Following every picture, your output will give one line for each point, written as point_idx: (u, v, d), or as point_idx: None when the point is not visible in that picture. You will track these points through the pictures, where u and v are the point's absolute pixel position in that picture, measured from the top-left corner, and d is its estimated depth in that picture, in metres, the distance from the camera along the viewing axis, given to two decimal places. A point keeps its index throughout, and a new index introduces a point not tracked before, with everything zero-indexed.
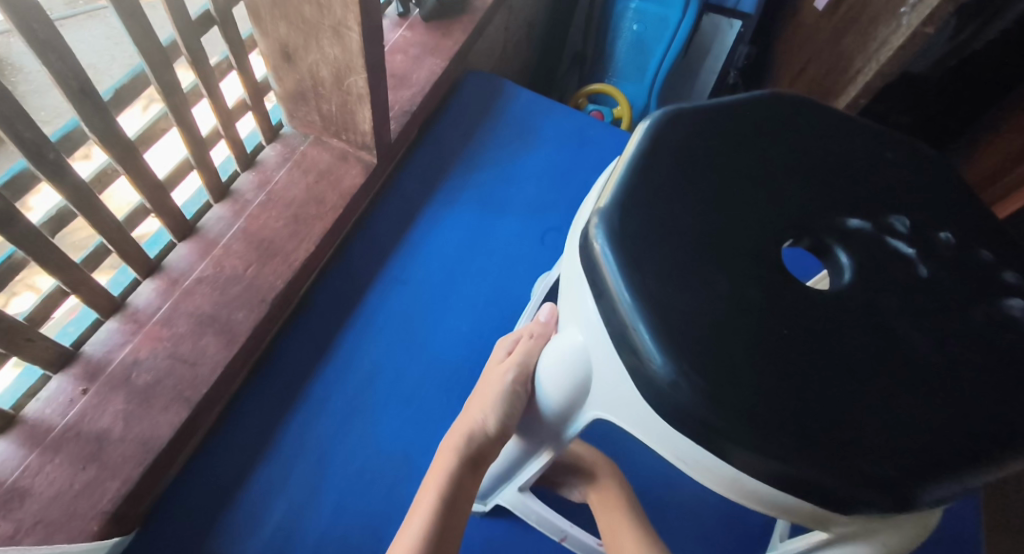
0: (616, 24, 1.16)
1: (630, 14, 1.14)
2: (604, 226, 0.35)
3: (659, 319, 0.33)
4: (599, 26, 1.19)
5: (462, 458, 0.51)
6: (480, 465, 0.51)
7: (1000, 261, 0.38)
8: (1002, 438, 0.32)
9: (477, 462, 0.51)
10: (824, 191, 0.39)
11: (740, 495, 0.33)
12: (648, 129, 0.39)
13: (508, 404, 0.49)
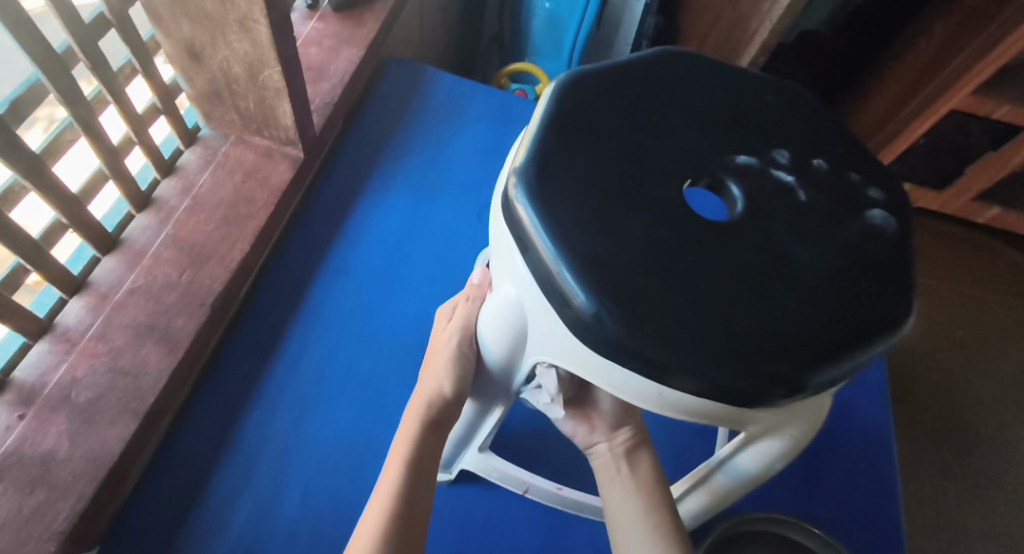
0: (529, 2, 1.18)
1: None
2: (521, 184, 0.38)
3: (578, 260, 0.36)
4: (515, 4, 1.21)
5: (422, 426, 0.53)
6: (441, 428, 0.54)
7: (866, 179, 0.43)
8: (873, 327, 0.36)
9: (439, 427, 0.53)
10: (716, 133, 0.42)
11: (667, 407, 0.37)
12: (553, 93, 0.42)
13: (455, 369, 0.51)
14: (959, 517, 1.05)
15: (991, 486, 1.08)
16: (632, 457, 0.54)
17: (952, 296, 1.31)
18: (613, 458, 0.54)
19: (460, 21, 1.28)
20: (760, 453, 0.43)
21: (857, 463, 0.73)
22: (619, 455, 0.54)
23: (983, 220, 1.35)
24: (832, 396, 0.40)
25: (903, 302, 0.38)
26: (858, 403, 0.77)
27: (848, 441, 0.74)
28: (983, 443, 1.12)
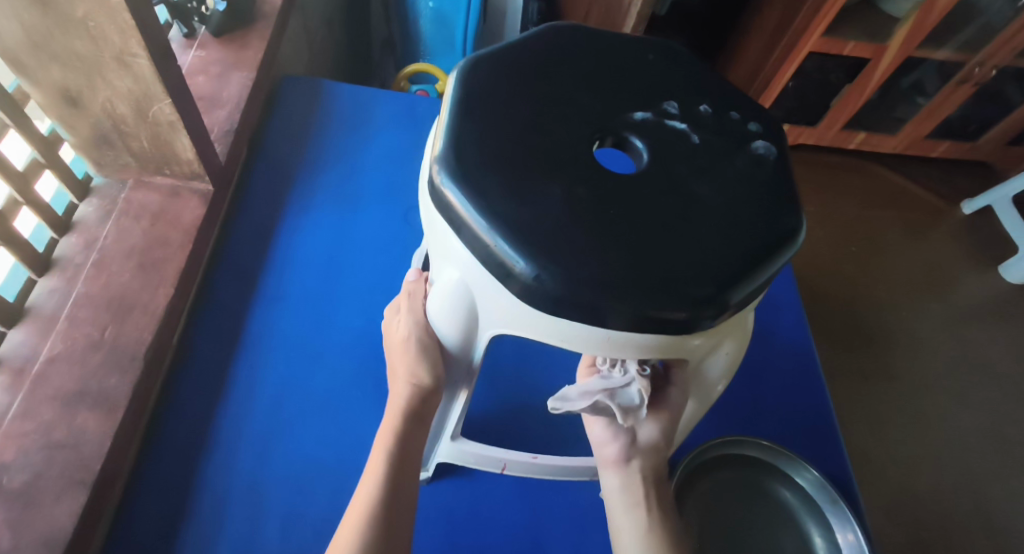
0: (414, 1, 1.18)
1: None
2: (444, 169, 0.39)
3: (509, 229, 0.37)
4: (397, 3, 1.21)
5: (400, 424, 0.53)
6: (422, 421, 0.54)
7: (746, 116, 0.47)
8: (776, 241, 0.40)
9: (420, 420, 0.54)
10: (611, 96, 0.46)
11: (616, 348, 0.39)
12: (457, 80, 0.44)
13: (418, 360, 0.52)
14: (884, 408, 1.17)
15: (904, 376, 1.21)
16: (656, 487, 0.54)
17: (842, 218, 1.45)
18: (637, 481, 0.54)
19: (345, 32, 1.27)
20: (715, 370, 0.48)
21: (785, 375, 0.82)
22: (646, 481, 0.54)
23: (853, 146, 1.52)
24: (753, 309, 0.44)
25: (795, 214, 0.42)
26: (779, 326, 0.87)
27: (777, 360, 0.83)
28: (890, 339, 1.26)
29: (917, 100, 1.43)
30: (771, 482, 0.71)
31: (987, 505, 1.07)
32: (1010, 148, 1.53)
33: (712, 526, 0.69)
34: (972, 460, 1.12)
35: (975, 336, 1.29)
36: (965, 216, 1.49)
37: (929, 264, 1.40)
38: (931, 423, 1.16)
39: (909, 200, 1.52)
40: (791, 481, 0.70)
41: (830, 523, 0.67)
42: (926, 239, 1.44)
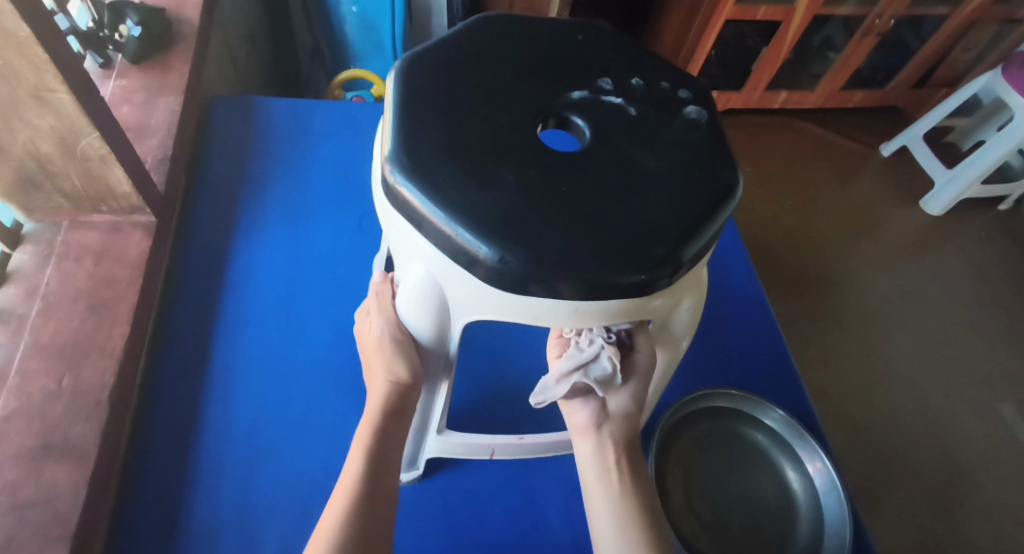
0: (336, 7, 1.17)
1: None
2: (396, 167, 0.39)
3: (468, 218, 0.38)
4: (319, 11, 1.19)
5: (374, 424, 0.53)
6: (398, 418, 0.54)
7: (676, 85, 0.49)
8: (717, 198, 0.42)
9: (397, 417, 0.54)
10: (547, 80, 0.47)
11: (584, 319, 0.41)
12: (396, 80, 0.44)
13: (396, 357, 0.53)
14: (837, 347, 1.24)
15: (850, 313, 1.29)
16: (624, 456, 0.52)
17: (776, 173, 1.53)
18: (608, 448, 0.52)
19: (267, 46, 1.24)
20: (684, 322, 0.51)
21: (743, 326, 0.87)
22: (618, 446, 0.52)
23: (777, 106, 1.59)
24: (705, 264, 0.47)
25: (731, 172, 0.44)
26: (731, 282, 0.92)
27: (734, 313, 0.88)
28: (833, 281, 1.34)
29: (830, 56, 1.53)
30: (743, 427, 0.76)
31: (938, 419, 1.16)
32: (916, 90, 1.64)
33: (695, 475, 0.73)
34: (919, 383, 1.21)
35: (908, 268, 1.38)
36: (884, 158, 1.60)
37: (859, 206, 1.49)
38: (879, 354, 1.24)
39: (834, 149, 1.61)
40: (760, 423, 0.75)
41: (799, 457, 0.72)
42: (854, 184, 1.54)
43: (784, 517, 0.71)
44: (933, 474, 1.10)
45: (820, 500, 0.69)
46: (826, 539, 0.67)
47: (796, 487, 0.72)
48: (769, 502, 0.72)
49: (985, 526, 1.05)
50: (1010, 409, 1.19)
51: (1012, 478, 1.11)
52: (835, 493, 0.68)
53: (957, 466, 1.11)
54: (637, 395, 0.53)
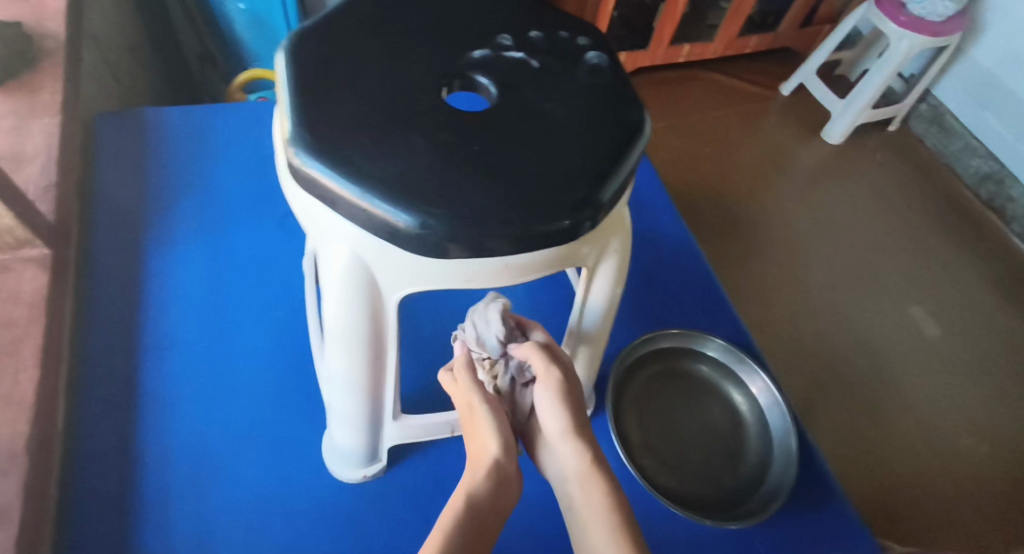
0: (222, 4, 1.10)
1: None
2: (299, 148, 0.37)
3: (383, 187, 0.36)
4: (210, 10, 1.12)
5: (459, 507, 0.45)
6: (482, 511, 0.46)
7: (574, 33, 0.49)
8: (627, 137, 0.43)
9: (475, 509, 0.45)
10: (446, 42, 0.46)
11: (514, 275, 0.41)
12: (286, 62, 0.42)
13: (498, 435, 0.50)
14: (766, 277, 1.31)
15: (772, 246, 1.37)
16: (576, 479, 0.49)
17: (689, 122, 1.58)
18: (563, 477, 0.50)
19: (147, 53, 1.16)
20: (605, 279, 0.51)
21: (677, 271, 0.90)
22: (574, 480, 0.49)
23: (682, 59, 1.66)
24: (627, 206, 0.47)
25: (636, 110, 0.45)
26: (661, 229, 0.94)
27: (668, 258, 0.91)
28: (754, 218, 1.41)
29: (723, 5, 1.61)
30: (689, 362, 0.79)
31: (861, 331, 1.25)
32: (805, 30, 1.72)
33: (652, 417, 0.76)
34: (843, 300, 1.30)
35: (818, 196, 1.47)
36: (785, 97, 1.68)
37: (767, 145, 1.56)
38: (805, 279, 1.32)
39: (740, 95, 1.67)
40: (704, 355, 0.79)
41: (741, 379, 0.77)
42: (761, 125, 1.61)
43: (737, 437, 0.75)
44: (866, 380, 1.18)
45: (766, 417, 0.74)
46: (776, 449, 0.71)
47: (744, 409, 0.76)
48: (721, 427, 0.75)
49: (912, 418, 1.15)
50: (921, 311, 1.30)
51: (929, 371, 1.21)
52: (777, 408, 0.73)
53: (886, 370, 1.20)
54: (565, 423, 0.50)
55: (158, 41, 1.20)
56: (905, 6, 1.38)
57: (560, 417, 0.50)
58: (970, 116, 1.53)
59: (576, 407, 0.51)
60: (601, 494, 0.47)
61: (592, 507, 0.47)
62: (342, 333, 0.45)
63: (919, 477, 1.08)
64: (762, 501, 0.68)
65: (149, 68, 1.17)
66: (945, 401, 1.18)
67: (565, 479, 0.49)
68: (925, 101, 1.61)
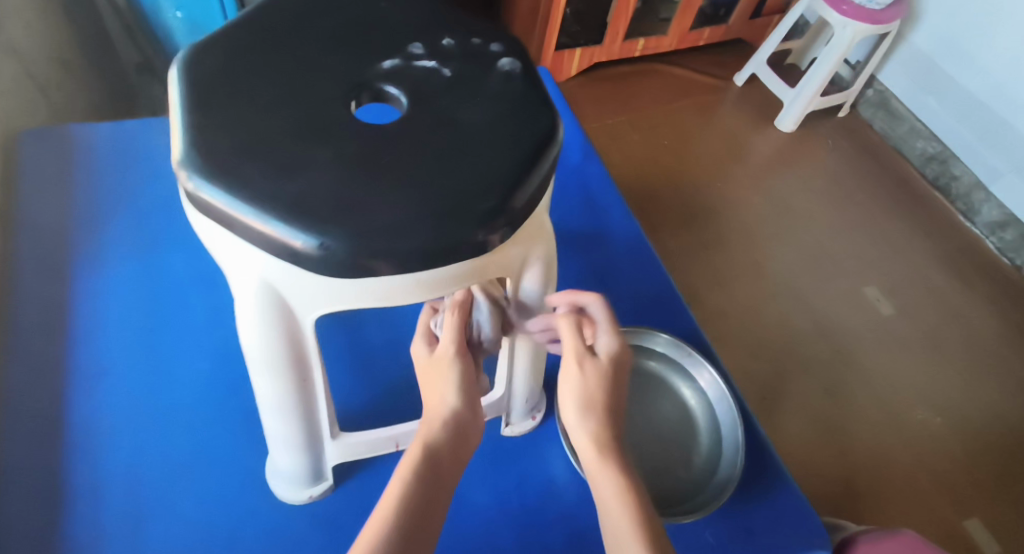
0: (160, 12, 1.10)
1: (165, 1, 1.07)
2: (191, 171, 0.36)
3: (280, 208, 0.35)
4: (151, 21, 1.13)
5: (419, 457, 0.43)
6: (442, 464, 0.44)
7: (487, 40, 0.48)
8: (540, 142, 0.43)
9: (436, 464, 0.44)
10: (355, 52, 0.45)
11: (428, 290, 0.41)
12: (179, 81, 0.41)
13: (461, 380, 0.48)
14: (723, 266, 1.33)
15: (731, 233, 1.38)
16: (593, 474, 0.46)
17: (642, 116, 1.59)
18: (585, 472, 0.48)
19: (84, 65, 1.12)
20: (532, 285, 0.50)
21: (627, 268, 0.90)
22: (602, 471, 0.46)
23: (639, 53, 1.68)
24: (547, 213, 0.47)
25: (550, 115, 0.44)
26: (611, 226, 0.94)
27: (619, 255, 0.91)
28: (712, 207, 1.42)
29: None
30: (637, 359, 0.79)
31: (818, 313, 1.28)
32: (755, 20, 1.74)
33: None
34: (799, 285, 1.32)
35: (773, 183, 1.50)
36: (739, 88, 1.70)
37: (722, 134, 1.58)
38: (760, 267, 1.34)
39: (695, 87, 1.69)
40: (651, 350, 0.79)
41: (690, 374, 0.77)
42: (716, 115, 1.62)
43: (687, 432, 0.75)
44: (822, 363, 1.21)
45: (714, 409, 0.75)
46: (724, 442, 0.72)
47: (693, 403, 0.77)
48: (671, 423, 0.76)
49: (869, 395, 1.18)
50: (875, 290, 1.33)
51: (885, 349, 1.24)
52: (724, 400, 0.73)
53: (842, 352, 1.23)
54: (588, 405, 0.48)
55: (95, 52, 1.16)
56: None
57: (576, 407, 0.48)
58: (913, 99, 1.55)
59: (602, 398, 0.48)
60: (618, 489, 0.44)
61: (608, 503, 0.44)
62: (260, 358, 0.44)
63: (878, 452, 1.11)
64: (711, 494, 0.68)
65: (87, 80, 1.13)
66: (901, 376, 1.21)
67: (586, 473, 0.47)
68: (873, 87, 1.63)
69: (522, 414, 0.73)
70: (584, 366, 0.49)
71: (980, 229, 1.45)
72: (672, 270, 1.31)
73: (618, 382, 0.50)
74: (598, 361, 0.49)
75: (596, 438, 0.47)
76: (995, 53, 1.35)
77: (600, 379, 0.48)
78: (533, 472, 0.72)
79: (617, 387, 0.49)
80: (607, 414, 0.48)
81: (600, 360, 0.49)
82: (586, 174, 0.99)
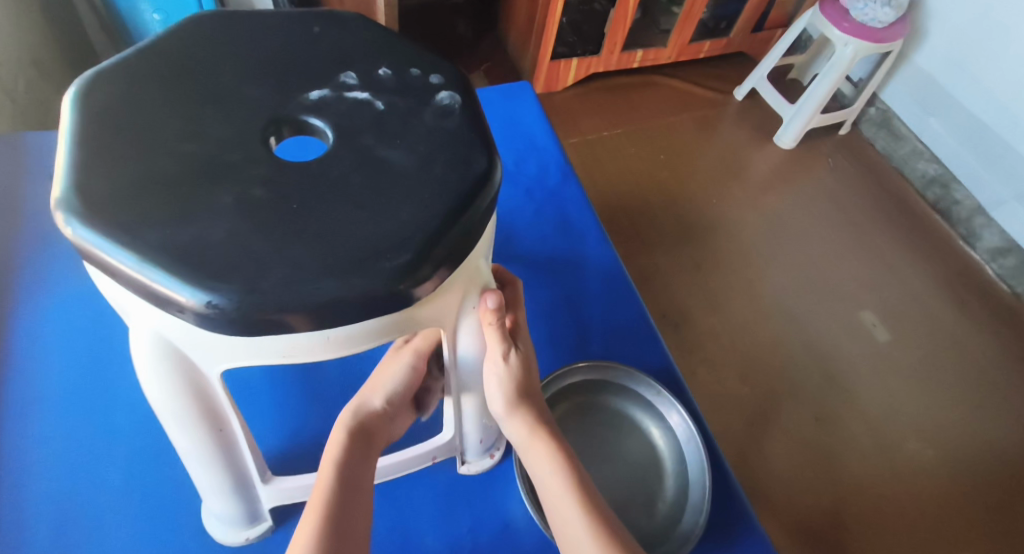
0: (137, 13, 1.07)
1: (144, 2, 1.05)
2: (70, 216, 0.33)
3: (167, 258, 0.32)
4: (130, 26, 1.11)
5: (351, 428, 0.53)
6: (370, 436, 0.54)
7: (427, 70, 0.45)
8: (472, 186, 0.39)
9: (366, 436, 0.54)
10: (280, 82, 0.42)
11: (342, 346, 0.37)
12: (78, 117, 0.38)
13: (406, 382, 0.58)
14: (714, 288, 1.28)
15: (724, 252, 1.35)
16: (524, 448, 0.53)
17: (636, 129, 1.55)
18: (515, 446, 0.54)
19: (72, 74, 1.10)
20: (471, 335, 0.47)
21: (603, 297, 0.86)
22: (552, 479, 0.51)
23: (636, 65, 1.64)
24: (483, 257, 0.44)
25: (486, 156, 0.41)
26: (588, 252, 0.91)
27: (594, 282, 0.87)
28: (705, 226, 1.38)
29: (674, 10, 1.57)
30: (603, 395, 0.75)
31: (811, 337, 1.24)
32: (757, 35, 1.70)
33: None
34: (791, 310, 1.27)
35: (769, 202, 1.45)
36: (739, 102, 1.66)
37: (718, 150, 1.54)
38: (752, 290, 1.29)
39: (692, 100, 1.65)
40: (617, 386, 0.75)
41: (660, 413, 0.73)
42: (714, 130, 1.58)
43: (653, 475, 0.71)
44: (812, 393, 1.16)
45: (682, 451, 0.71)
46: (691, 489, 0.68)
47: (661, 443, 0.73)
48: (638, 464, 0.72)
49: (862, 424, 1.13)
50: (870, 315, 1.29)
51: (878, 378, 1.20)
52: (693, 443, 0.70)
53: (833, 381, 1.18)
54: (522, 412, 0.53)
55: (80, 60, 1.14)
56: (849, 12, 1.37)
57: (502, 396, 0.52)
58: (915, 119, 1.50)
59: (521, 384, 0.52)
60: (568, 491, 0.50)
61: (543, 469, 0.52)
62: (163, 410, 0.40)
63: (867, 484, 1.07)
64: (672, 545, 0.64)
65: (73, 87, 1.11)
66: (894, 406, 1.16)
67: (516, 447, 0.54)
68: (874, 106, 1.58)
69: (478, 453, 0.67)
70: (507, 359, 0.51)
71: (980, 254, 1.41)
72: (661, 289, 1.27)
73: (529, 367, 0.54)
74: (518, 350, 0.52)
75: (524, 418, 0.53)
76: (998, 74, 1.30)
77: (519, 368, 0.52)
78: (488, 514, 0.65)
79: (529, 372, 0.54)
80: (526, 397, 0.53)
81: (524, 357, 0.52)
82: (563, 197, 0.96)
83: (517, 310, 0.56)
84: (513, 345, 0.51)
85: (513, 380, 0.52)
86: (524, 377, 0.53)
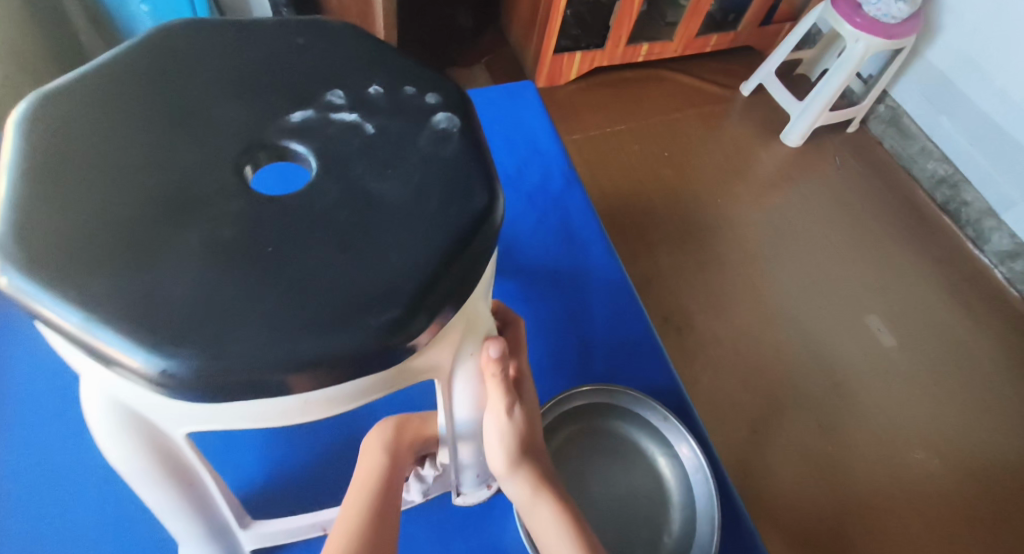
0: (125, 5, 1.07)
1: None
2: (7, 264, 0.29)
3: (117, 315, 0.28)
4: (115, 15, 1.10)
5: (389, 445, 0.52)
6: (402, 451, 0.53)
7: (423, 88, 0.41)
8: (471, 223, 0.35)
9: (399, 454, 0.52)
10: (259, 100, 0.38)
11: (323, 410, 0.33)
12: (23, 145, 0.33)
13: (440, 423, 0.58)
14: (718, 292, 1.24)
15: (729, 255, 1.30)
16: (526, 507, 0.49)
17: (640, 126, 1.49)
18: (517, 504, 0.50)
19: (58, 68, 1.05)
20: (466, 384, 0.43)
21: (605, 311, 0.82)
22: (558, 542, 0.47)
23: (641, 59, 1.59)
24: (484, 302, 0.40)
25: (487, 188, 0.37)
26: (589, 263, 0.87)
27: (596, 295, 0.83)
28: (709, 227, 1.33)
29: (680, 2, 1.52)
30: (607, 422, 0.71)
31: (818, 345, 1.20)
32: (765, 28, 1.65)
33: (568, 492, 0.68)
34: (797, 315, 1.23)
35: (776, 202, 1.41)
36: (746, 98, 1.61)
37: (725, 148, 1.49)
38: (757, 294, 1.25)
39: (698, 96, 1.59)
40: (623, 411, 0.71)
41: (667, 440, 0.69)
42: (721, 127, 1.53)
43: (659, 506, 0.68)
44: (819, 403, 1.12)
45: (690, 482, 0.67)
46: (699, 523, 0.64)
47: (668, 473, 0.69)
48: (644, 496, 0.68)
49: (869, 435, 1.10)
50: (878, 320, 1.25)
51: (886, 388, 1.16)
52: (702, 474, 0.66)
53: (840, 390, 1.14)
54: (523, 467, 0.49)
55: (68, 54, 1.10)
56: (861, 6, 1.32)
57: (503, 455, 0.48)
58: (927, 118, 1.45)
59: (525, 439, 0.48)
60: None
61: (548, 533, 0.48)
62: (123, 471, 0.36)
63: (873, 496, 1.03)
64: None
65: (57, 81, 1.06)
66: (902, 415, 1.12)
67: (518, 507, 0.50)
68: (884, 103, 1.53)
69: (475, 486, 0.61)
70: (512, 414, 0.46)
71: (990, 257, 1.36)
72: (665, 294, 1.23)
73: (533, 421, 0.50)
74: (521, 403, 0.48)
75: (526, 477, 0.49)
76: (1014, 72, 1.25)
77: (523, 423, 0.48)
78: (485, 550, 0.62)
79: (532, 426, 0.49)
80: (527, 452, 0.49)
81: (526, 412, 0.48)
82: (566, 204, 0.92)
83: (520, 353, 0.51)
84: (517, 398, 0.47)
85: (515, 437, 0.47)
86: (529, 431, 0.49)
